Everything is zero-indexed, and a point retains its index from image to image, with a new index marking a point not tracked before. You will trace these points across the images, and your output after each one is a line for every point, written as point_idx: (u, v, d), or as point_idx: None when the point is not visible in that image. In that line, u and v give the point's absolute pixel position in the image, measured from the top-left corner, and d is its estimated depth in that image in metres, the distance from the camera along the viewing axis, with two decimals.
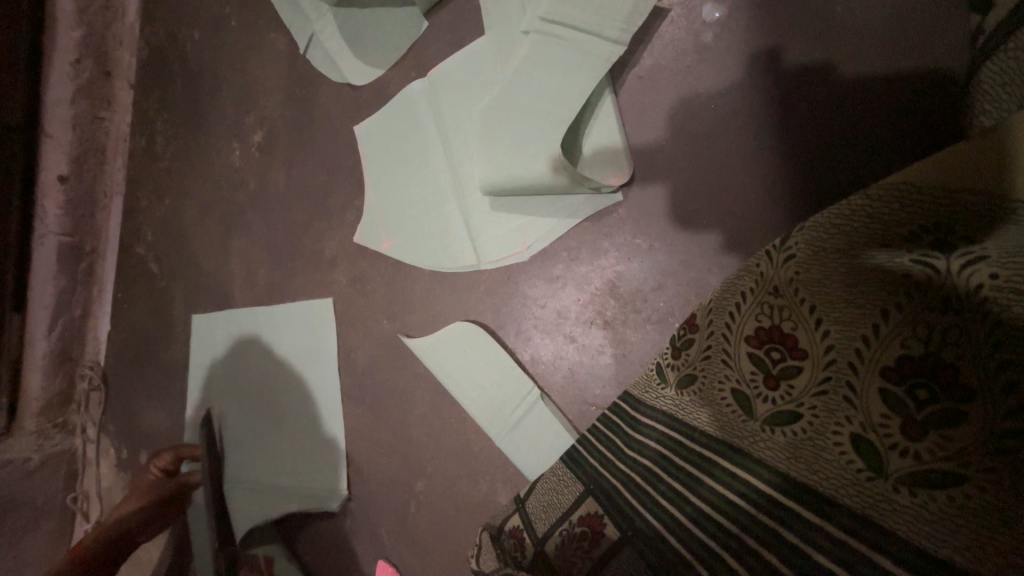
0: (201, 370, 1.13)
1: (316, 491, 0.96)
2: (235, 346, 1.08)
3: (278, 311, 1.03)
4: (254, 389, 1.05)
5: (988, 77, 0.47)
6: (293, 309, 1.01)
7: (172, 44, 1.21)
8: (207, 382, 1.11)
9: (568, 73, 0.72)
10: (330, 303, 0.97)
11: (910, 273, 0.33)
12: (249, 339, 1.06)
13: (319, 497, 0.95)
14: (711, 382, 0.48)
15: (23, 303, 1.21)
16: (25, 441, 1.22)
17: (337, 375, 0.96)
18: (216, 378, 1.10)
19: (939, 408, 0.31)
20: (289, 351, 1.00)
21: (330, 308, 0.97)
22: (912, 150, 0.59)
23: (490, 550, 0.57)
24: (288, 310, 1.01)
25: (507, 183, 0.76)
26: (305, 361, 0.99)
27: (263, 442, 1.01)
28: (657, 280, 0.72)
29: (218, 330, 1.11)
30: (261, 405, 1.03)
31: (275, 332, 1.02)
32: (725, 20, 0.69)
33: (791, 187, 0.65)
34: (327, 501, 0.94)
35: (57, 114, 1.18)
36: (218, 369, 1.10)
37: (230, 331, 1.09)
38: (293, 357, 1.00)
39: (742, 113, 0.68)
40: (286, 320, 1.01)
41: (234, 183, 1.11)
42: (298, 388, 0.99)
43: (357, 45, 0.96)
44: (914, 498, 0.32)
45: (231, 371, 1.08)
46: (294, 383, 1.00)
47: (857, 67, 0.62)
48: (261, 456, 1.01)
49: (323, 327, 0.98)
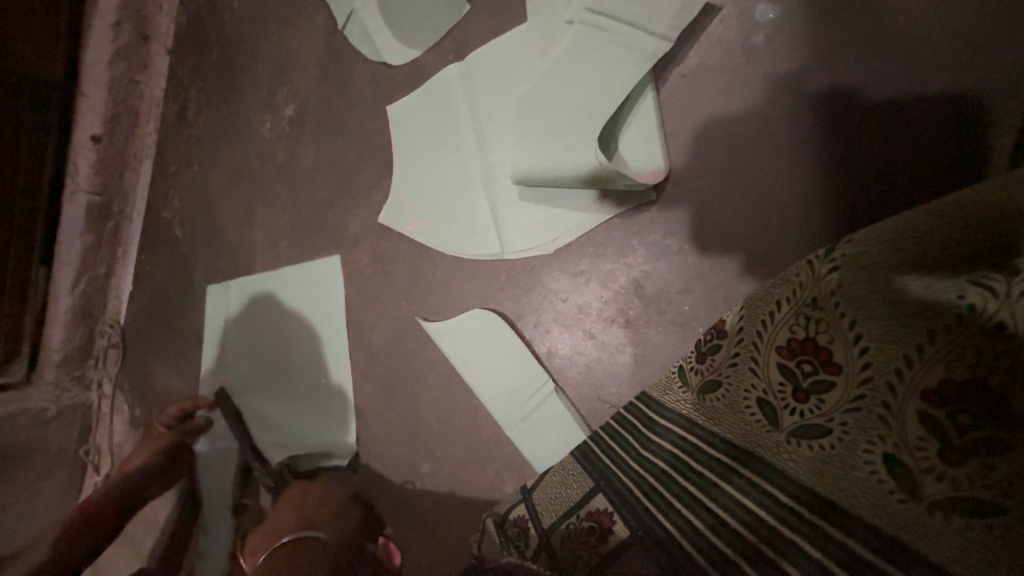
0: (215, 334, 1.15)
1: (331, 440, 0.99)
2: (248, 309, 1.10)
3: (287, 272, 1.05)
4: (265, 347, 1.06)
5: None
6: (301, 268, 1.03)
7: (211, 12, 1.21)
8: (220, 345, 1.13)
9: (611, 66, 0.71)
10: (336, 260, 0.99)
11: (963, 296, 0.31)
12: (261, 301, 1.07)
13: (335, 444, 0.98)
14: (736, 390, 0.47)
15: (51, 257, 1.24)
16: (43, 391, 1.25)
17: (347, 334, 0.98)
18: (229, 341, 1.11)
19: (982, 436, 0.29)
20: (302, 309, 1.02)
21: (335, 264, 0.99)
22: (963, 171, 0.58)
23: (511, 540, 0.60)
24: (297, 270, 1.04)
25: (538, 174, 0.75)
26: (317, 318, 1.01)
27: (278, 395, 1.04)
28: (684, 283, 0.71)
29: (233, 295, 1.13)
30: (273, 361, 1.05)
31: (287, 293, 1.04)
32: (778, 22, 0.67)
33: (830, 200, 0.63)
34: (343, 448, 0.97)
35: (95, 73, 1.20)
36: (232, 333, 1.11)
37: (244, 296, 1.11)
38: (306, 313, 1.02)
39: (788, 119, 0.66)
40: (302, 292, 1.03)
41: (263, 155, 1.12)
42: (311, 350, 1.01)
43: (396, 24, 0.95)
44: (949, 523, 0.30)
45: (244, 333, 1.10)
46: (307, 338, 1.02)
47: (912, 80, 0.60)
48: (277, 409, 1.04)
49: (329, 283, 1.00)
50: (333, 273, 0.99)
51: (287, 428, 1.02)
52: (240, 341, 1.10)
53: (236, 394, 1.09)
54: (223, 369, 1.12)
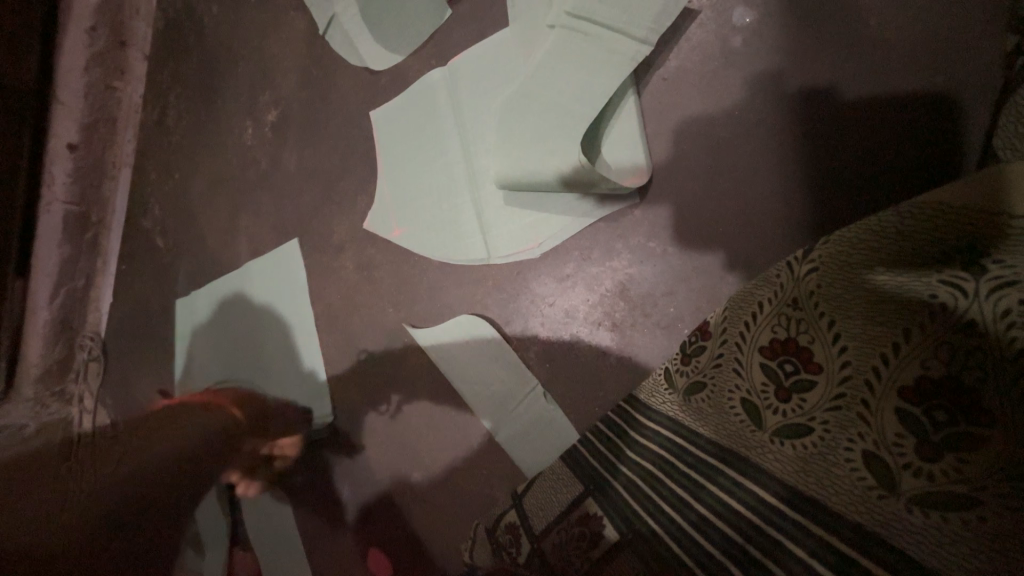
0: (188, 340, 1.15)
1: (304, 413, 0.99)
2: (217, 309, 1.11)
3: (253, 265, 1.07)
4: (233, 339, 1.08)
5: (1001, 98, 0.47)
6: (268, 260, 1.05)
7: (189, 18, 1.20)
8: (194, 350, 1.14)
9: (593, 69, 0.71)
10: (296, 243, 1.01)
11: (935, 295, 0.32)
12: (230, 298, 1.09)
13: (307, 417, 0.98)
14: (720, 391, 0.47)
15: (27, 269, 1.21)
16: (23, 407, 1.23)
17: (311, 308, 0.99)
18: (203, 344, 1.13)
19: (958, 431, 0.30)
20: (267, 294, 1.04)
21: (296, 247, 1.01)
22: (934, 168, 0.59)
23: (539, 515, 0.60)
24: (263, 261, 1.05)
25: (521, 178, 0.75)
26: (282, 298, 1.02)
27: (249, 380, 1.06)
28: (669, 285, 0.71)
29: (204, 300, 1.14)
30: (242, 349, 1.07)
31: (254, 284, 1.06)
32: (755, 26, 0.68)
33: (808, 199, 0.64)
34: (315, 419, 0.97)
35: (69, 81, 1.17)
36: (206, 335, 1.12)
37: (214, 297, 1.12)
38: (271, 296, 1.03)
39: (768, 121, 0.67)
40: (279, 299, 1.03)
41: (245, 162, 1.10)
42: (276, 331, 1.02)
43: (378, 27, 0.94)
44: (927, 519, 0.31)
45: (215, 332, 1.11)
46: (272, 320, 1.03)
47: (884, 80, 0.62)
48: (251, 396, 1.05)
49: (292, 266, 1.02)
50: (303, 277, 1.00)
51: None
52: (212, 341, 1.11)
53: (212, 390, 1.10)
54: (196, 369, 1.13)
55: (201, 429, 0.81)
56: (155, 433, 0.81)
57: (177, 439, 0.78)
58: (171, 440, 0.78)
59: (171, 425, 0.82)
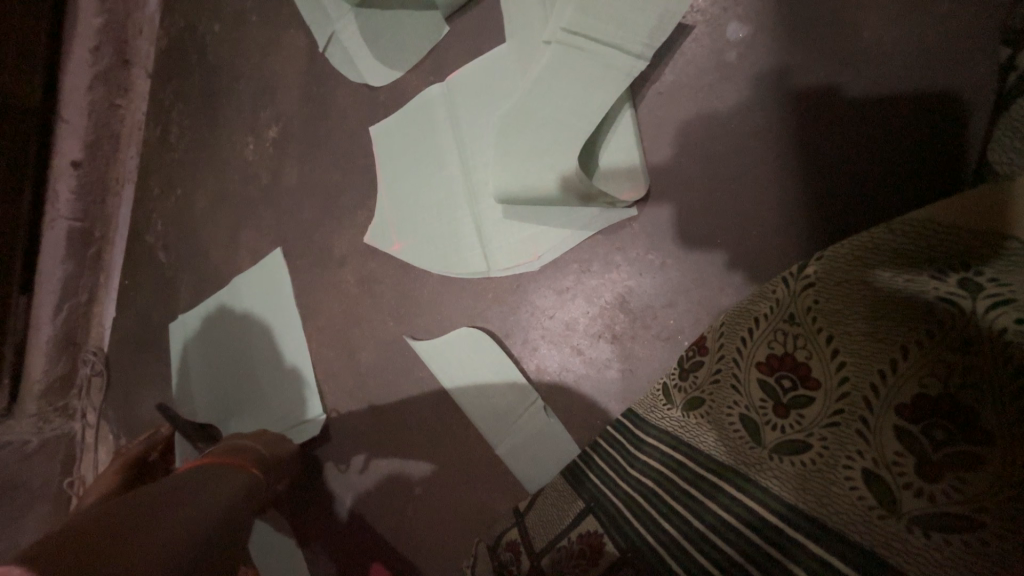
0: (178, 356, 1.17)
1: (297, 423, 0.99)
2: (204, 325, 1.13)
3: (239, 281, 1.09)
4: (220, 353, 1.10)
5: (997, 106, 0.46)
6: (256, 274, 1.07)
7: (191, 36, 1.21)
8: (184, 366, 1.16)
9: (590, 85, 0.71)
10: (282, 255, 1.04)
11: (934, 310, 0.32)
12: (216, 314, 1.11)
13: (301, 426, 0.99)
14: (720, 407, 0.47)
15: (32, 285, 1.22)
16: (25, 423, 1.23)
17: (300, 320, 1.01)
18: (191, 359, 1.14)
19: (960, 450, 0.29)
20: (255, 307, 1.06)
21: (281, 260, 1.04)
22: (932, 178, 0.59)
23: (540, 532, 0.61)
24: (251, 275, 1.07)
25: (520, 192, 0.76)
26: (271, 310, 1.04)
27: (237, 393, 1.07)
28: (668, 296, 0.71)
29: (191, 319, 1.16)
30: (228, 364, 1.09)
31: (239, 299, 1.08)
32: (749, 40, 0.68)
33: (805, 211, 0.65)
34: (309, 429, 0.98)
35: (74, 99, 1.19)
36: (194, 350, 1.14)
37: (200, 314, 1.14)
38: (258, 309, 1.05)
39: (763, 134, 0.67)
40: (268, 310, 1.04)
41: (246, 177, 1.11)
42: (263, 342, 1.04)
43: (376, 45, 0.96)
44: (927, 540, 0.30)
45: (203, 347, 1.13)
46: (261, 333, 1.05)
47: (878, 92, 0.62)
48: (240, 410, 1.06)
49: (278, 278, 1.04)
50: (288, 291, 1.02)
51: (252, 424, 1.04)
52: (201, 356, 1.13)
53: (200, 406, 1.11)
54: (186, 387, 1.15)
55: (221, 494, 0.56)
56: (154, 507, 0.46)
57: (222, 492, 0.56)
58: (206, 509, 0.50)
59: (214, 484, 0.58)
